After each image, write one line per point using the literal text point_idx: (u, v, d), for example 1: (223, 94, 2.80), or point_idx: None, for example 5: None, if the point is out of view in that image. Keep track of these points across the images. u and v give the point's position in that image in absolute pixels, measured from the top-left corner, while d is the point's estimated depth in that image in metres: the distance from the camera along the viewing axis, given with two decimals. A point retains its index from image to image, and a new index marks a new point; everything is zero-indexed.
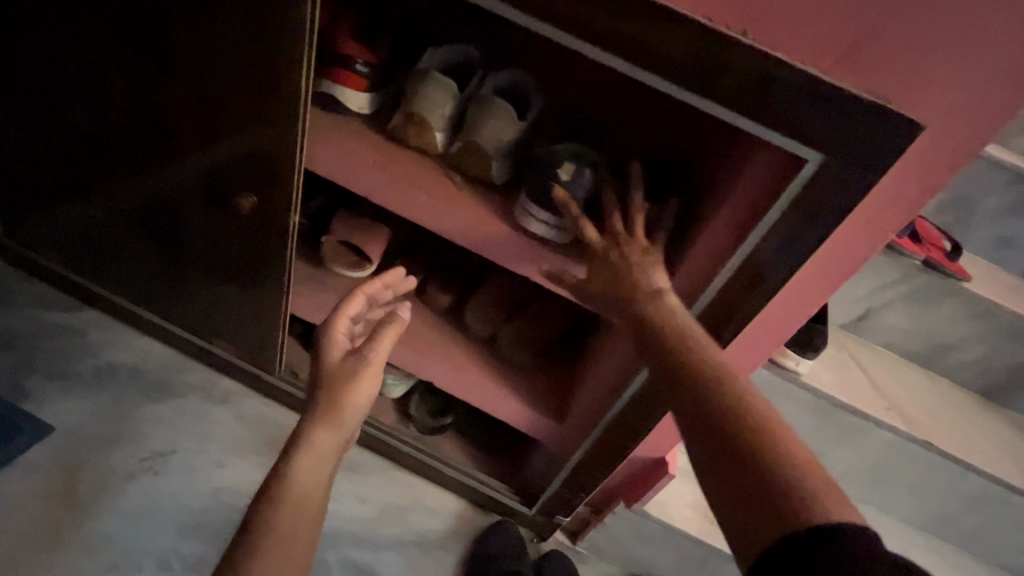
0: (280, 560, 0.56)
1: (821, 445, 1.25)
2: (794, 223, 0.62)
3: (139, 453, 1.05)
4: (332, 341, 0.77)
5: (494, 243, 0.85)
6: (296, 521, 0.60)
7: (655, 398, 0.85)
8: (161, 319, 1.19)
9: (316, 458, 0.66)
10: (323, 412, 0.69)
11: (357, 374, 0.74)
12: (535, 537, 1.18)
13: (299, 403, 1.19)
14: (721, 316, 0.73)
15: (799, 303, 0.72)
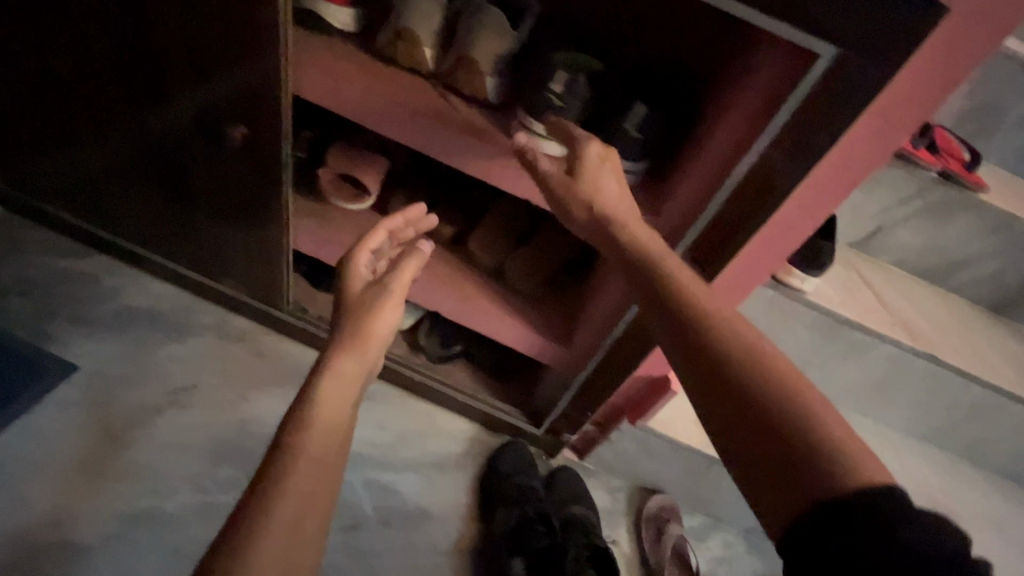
0: (316, 476, 0.58)
1: (826, 362, 1.26)
2: (805, 126, 0.60)
3: (164, 388, 1.08)
4: (353, 274, 0.80)
5: (496, 166, 0.83)
6: (331, 439, 0.61)
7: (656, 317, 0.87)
8: (171, 262, 1.21)
9: (344, 381, 0.68)
10: (348, 340, 0.72)
11: (378, 304, 0.77)
12: (545, 455, 1.24)
13: (314, 337, 1.23)
14: (724, 228, 0.72)
15: (806, 217, 0.69)
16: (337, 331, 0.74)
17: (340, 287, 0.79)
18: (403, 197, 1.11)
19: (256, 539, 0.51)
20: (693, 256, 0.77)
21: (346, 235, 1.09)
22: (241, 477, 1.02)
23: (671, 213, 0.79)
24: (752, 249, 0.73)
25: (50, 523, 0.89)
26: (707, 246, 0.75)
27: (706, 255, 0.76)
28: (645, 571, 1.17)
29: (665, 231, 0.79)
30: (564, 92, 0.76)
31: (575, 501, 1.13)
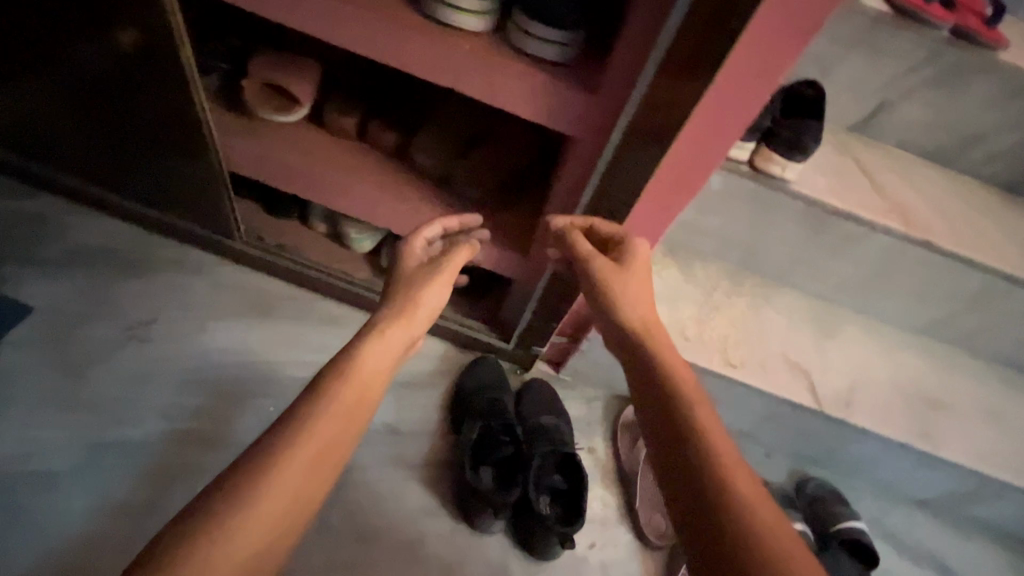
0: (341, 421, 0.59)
1: (813, 258, 1.18)
2: None
3: (122, 323, 1.08)
4: (407, 253, 0.80)
5: (410, 52, 0.72)
6: (366, 391, 0.63)
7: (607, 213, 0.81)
8: (115, 197, 1.16)
9: (392, 343, 0.69)
10: (397, 310, 0.73)
11: (429, 282, 0.77)
12: (518, 369, 1.22)
13: (271, 266, 1.20)
14: (667, 95, 0.63)
15: (748, 82, 0.62)
16: (389, 298, 0.75)
17: (395, 264, 0.80)
18: (337, 106, 1.01)
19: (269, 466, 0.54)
20: (637, 134, 0.69)
21: (277, 150, 1.00)
22: (208, 405, 1.03)
23: (608, 93, 0.68)
24: (700, 119, 0.66)
25: (21, 456, 0.92)
26: (647, 125, 0.67)
27: (649, 134, 0.68)
28: (621, 477, 1.16)
29: (603, 112, 0.70)
30: None
31: (544, 412, 1.13)
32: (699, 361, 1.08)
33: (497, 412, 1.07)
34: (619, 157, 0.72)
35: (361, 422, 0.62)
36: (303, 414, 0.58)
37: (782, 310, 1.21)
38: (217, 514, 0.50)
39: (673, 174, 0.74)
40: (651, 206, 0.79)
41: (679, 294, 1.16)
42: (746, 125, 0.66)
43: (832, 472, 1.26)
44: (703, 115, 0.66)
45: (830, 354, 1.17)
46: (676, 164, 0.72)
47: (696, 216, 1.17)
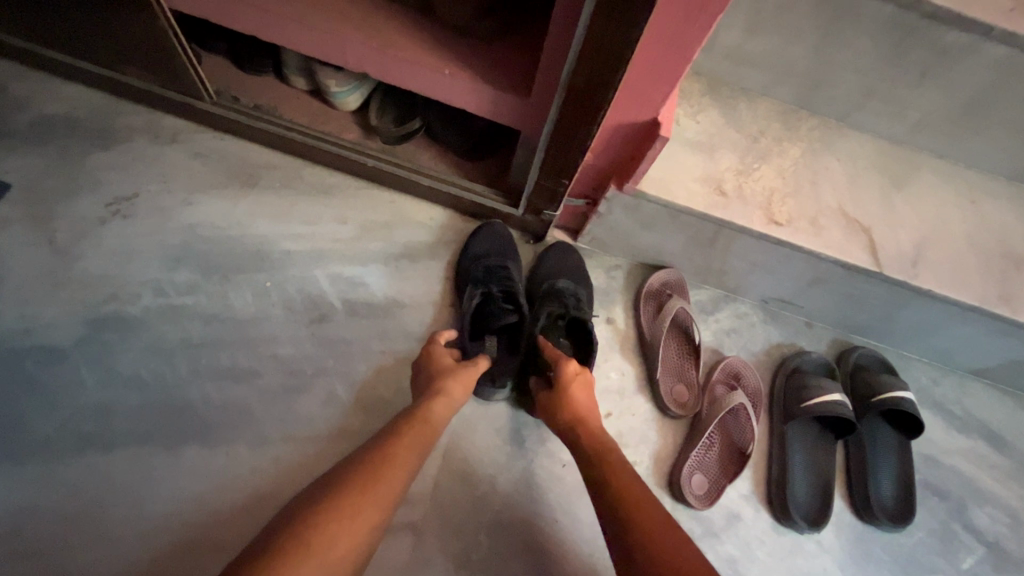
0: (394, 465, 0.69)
1: (893, 86, 0.94)
2: None
3: (103, 200, 1.01)
4: (434, 353, 0.88)
5: None
6: (414, 447, 0.72)
7: (618, 19, 0.63)
8: (71, 58, 1.03)
9: (437, 411, 0.78)
10: (438, 387, 0.81)
11: (462, 368, 0.85)
12: (531, 239, 1.11)
13: (249, 130, 1.07)
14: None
15: None
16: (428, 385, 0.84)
17: (421, 364, 0.88)
18: None
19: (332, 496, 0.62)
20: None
21: None
22: (200, 281, 0.99)
23: None
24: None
25: (25, 331, 0.91)
26: None
27: None
28: (641, 348, 1.08)
29: None
30: None
31: (560, 275, 1.04)
32: (736, 219, 0.92)
33: (501, 279, 0.98)
34: None
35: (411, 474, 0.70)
36: (371, 459, 0.68)
37: (845, 156, 1.01)
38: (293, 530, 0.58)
39: (660, 46, 0.68)
40: (674, 5, 0.63)
41: (718, 140, 0.97)
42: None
43: (879, 341, 1.14)
44: None
45: (899, 208, 0.98)
46: (648, 52, 0.69)
47: (746, 38, 0.94)
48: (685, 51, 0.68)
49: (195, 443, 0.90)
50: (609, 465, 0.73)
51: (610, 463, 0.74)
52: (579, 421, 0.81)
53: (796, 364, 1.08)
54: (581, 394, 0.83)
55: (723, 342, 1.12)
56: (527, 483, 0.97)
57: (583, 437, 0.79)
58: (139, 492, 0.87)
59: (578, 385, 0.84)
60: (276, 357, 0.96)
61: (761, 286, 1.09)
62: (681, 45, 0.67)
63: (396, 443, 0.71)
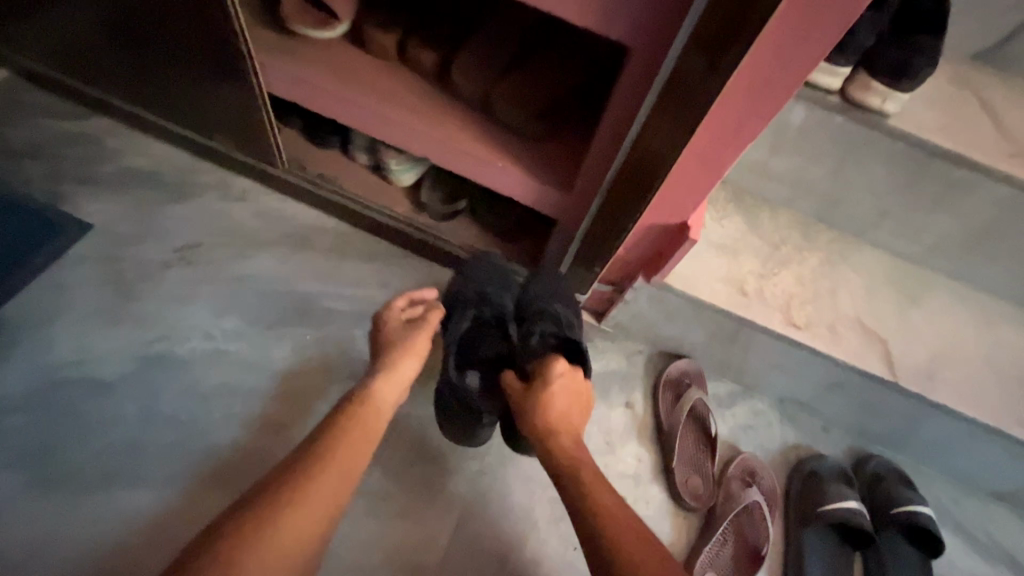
0: (356, 440, 0.74)
1: (905, 210, 1.02)
2: None
3: (169, 247, 1.10)
4: (388, 323, 0.90)
5: None
6: (362, 432, 0.75)
7: (659, 140, 0.70)
8: (166, 122, 1.16)
9: (386, 390, 0.81)
10: (384, 365, 0.83)
11: (416, 337, 0.87)
12: None
13: (313, 196, 1.18)
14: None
15: (754, 98, 0.64)
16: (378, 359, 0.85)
17: (377, 332, 0.90)
18: (373, 19, 0.94)
19: (311, 475, 0.68)
20: (700, 45, 0.58)
21: (314, 70, 0.95)
22: (245, 328, 1.05)
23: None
24: (784, 26, 0.56)
25: (77, 363, 0.97)
26: (702, 56, 0.59)
27: (711, 56, 0.58)
28: (658, 435, 1.10)
29: (652, 32, 0.62)
30: None
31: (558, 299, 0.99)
32: (756, 319, 0.98)
33: (496, 302, 0.98)
34: (664, 102, 0.66)
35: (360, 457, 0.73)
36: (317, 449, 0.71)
37: (860, 269, 1.07)
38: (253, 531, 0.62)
39: (693, 168, 0.76)
40: (710, 132, 0.70)
41: (742, 245, 1.04)
42: (839, 39, 0.56)
43: (896, 451, 1.14)
44: (732, 100, 0.65)
45: (913, 322, 1.02)
46: (681, 170, 0.77)
47: (769, 158, 1.04)
48: (716, 174, 0.76)
49: (215, 489, 0.92)
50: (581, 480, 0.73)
51: (582, 477, 0.74)
52: (553, 429, 0.79)
53: (813, 468, 1.08)
54: (558, 398, 0.82)
55: (740, 437, 1.13)
56: (536, 564, 0.96)
57: (553, 445, 0.78)
58: (156, 532, 0.88)
59: (555, 388, 0.82)
60: (305, 410, 1.00)
61: (778, 384, 1.12)
62: (712, 169, 0.75)
63: (347, 428, 0.74)
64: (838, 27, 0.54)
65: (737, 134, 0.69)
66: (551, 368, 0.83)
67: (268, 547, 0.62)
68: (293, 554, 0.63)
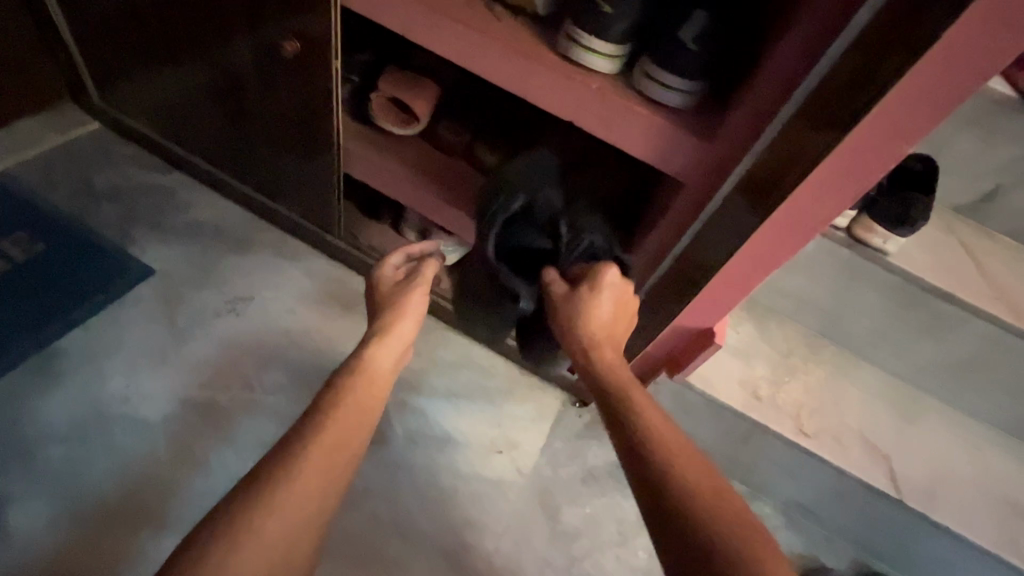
0: (367, 394, 0.76)
1: (901, 336, 1.12)
2: (821, 108, 0.59)
3: (223, 297, 1.17)
4: (379, 280, 0.94)
5: (550, 81, 0.76)
6: (364, 394, 0.76)
7: (703, 258, 0.80)
8: (238, 183, 1.27)
9: (382, 352, 0.82)
10: (382, 323, 0.86)
11: (408, 292, 0.91)
12: (577, 402, 1.22)
13: (361, 264, 1.27)
14: (796, 150, 0.63)
15: (744, 275, 0.80)
16: (375, 317, 0.89)
17: (370, 289, 0.94)
18: (446, 123, 1.10)
19: (324, 427, 0.69)
20: (747, 189, 0.70)
21: (391, 161, 1.09)
22: (286, 383, 1.10)
23: (694, 183, 0.76)
24: (812, 187, 0.65)
25: (122, 401, 1.02)
26: (719, 232, 0.76)
27: (720, 235, 0.76)
28: None
29: (692, 196, 0.78)
30: (614, 11, 0.70)
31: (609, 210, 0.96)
32: (768, 424, 1.05)
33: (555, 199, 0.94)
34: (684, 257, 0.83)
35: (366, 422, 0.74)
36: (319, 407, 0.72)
37: (861, 385, 1.15)
38: (270, 487, 0.62)
39: (696, 311, 0.91)
40: (748, 262, 0.78)
41: (755, 352, 1.13)
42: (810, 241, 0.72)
43: (897, 569, 1.17)
44: (726, 275, 0.82)
45: (909, 442, 1.10)
46: (687, 313, 0.93)
47: (782, 276, 1.15)
48: (722, 315, 0.90)
49: None
50: (627, 396, 0.70)
51: (626, 390, 0.71)
52: (595, 342, 0.79)
53: None
54: (602, 311, 0.81)
55: None
56: None
57: (595, 360, 0.77)
58: None
59: (599, 302, 0.82)
60: None
61: (784, 489, 1.16)
62: (721, 309, 0.89)
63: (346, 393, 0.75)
64: (856, 190, 0.64)
65: (733, 294, 0.85)
66: (597, 280, 0.82)
67: (294, 489, 0.63)
68: (318, 497, 0.64)
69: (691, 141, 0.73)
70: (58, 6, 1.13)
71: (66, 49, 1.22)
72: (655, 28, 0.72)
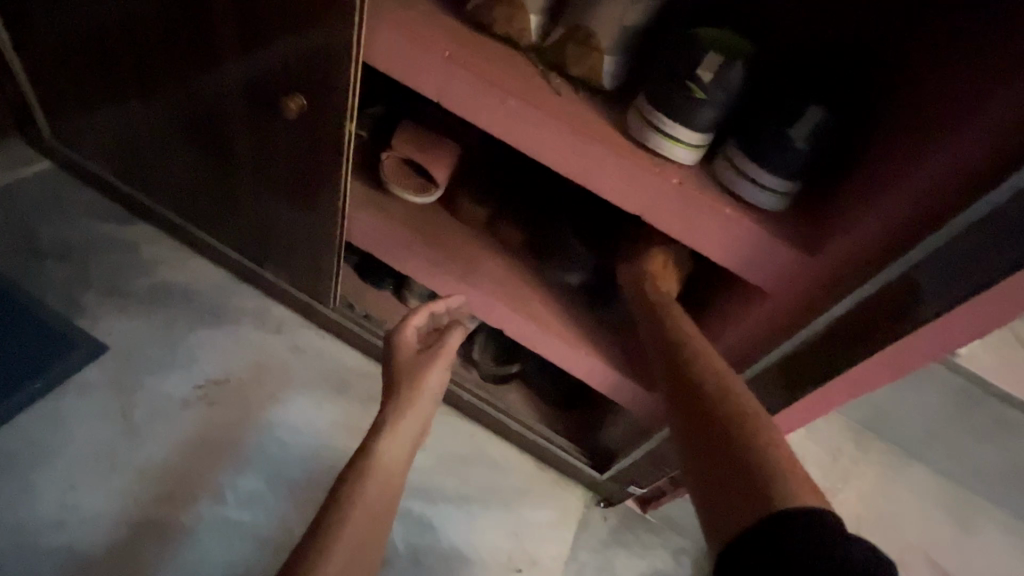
0: (380, 501, 0.67)
1: (960, 438, 1.03)
2: (871, 305, 0.57)
3: (193, 380, 1.02)
4: (402, 338, 0.85)
5: (617, 168, 0.63)
6: (377, 499, 0.67)
7: (780, 392, 0.69)
8: (214, 241, 1.09)
9: (393, 445, 0.73)
10: (400, 399, 0.78)
11: (428, 366, 0.83)
12: (602, 501, 1.07)
13: (357, 338, 1.10)
14: (911, 295, 0.54)
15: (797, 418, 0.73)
16: (390, 392, 0.79)
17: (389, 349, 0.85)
18: (467, 189, 0.94)
19: (328, 552, 0.58)
20: (846, 327, 0.60)
21: (402, 230, 0.93)
22: (265, 493, 0.96)
23: (772, 306, 0.66)
24: (920, 338, 0.55)
25: (55, 524, 0.88)
26: (788, 374, 0.67)
27: (790, 378, 0.67)
28: None
29: (771, 317, 0.67)
30: (707, 98, 0.58)
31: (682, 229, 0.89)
32: None
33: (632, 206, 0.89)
34: None
35: (380, 538, 0.64)
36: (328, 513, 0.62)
37: (915, 490, 1.05)
38: None
39: None
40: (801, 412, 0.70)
41: (802, 453, 1.03)
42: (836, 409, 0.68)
43: None
44: None
45: (967, 556, 1.00)
46: None
47: None
48: None
49: None
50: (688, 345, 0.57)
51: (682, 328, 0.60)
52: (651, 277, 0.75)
53: None
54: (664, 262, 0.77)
55: None
56: None
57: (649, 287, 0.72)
58: None
59: (665, 254, 0.78)
60: None
61: None
62: None
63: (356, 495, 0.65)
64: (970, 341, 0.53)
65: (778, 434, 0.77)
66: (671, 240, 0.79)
67: None
68: None
69: (779, 263, 0.62)
70: (6, 31, 0.95)
71: (14, 80, 1.03)
72: (752, 113, 0.60)
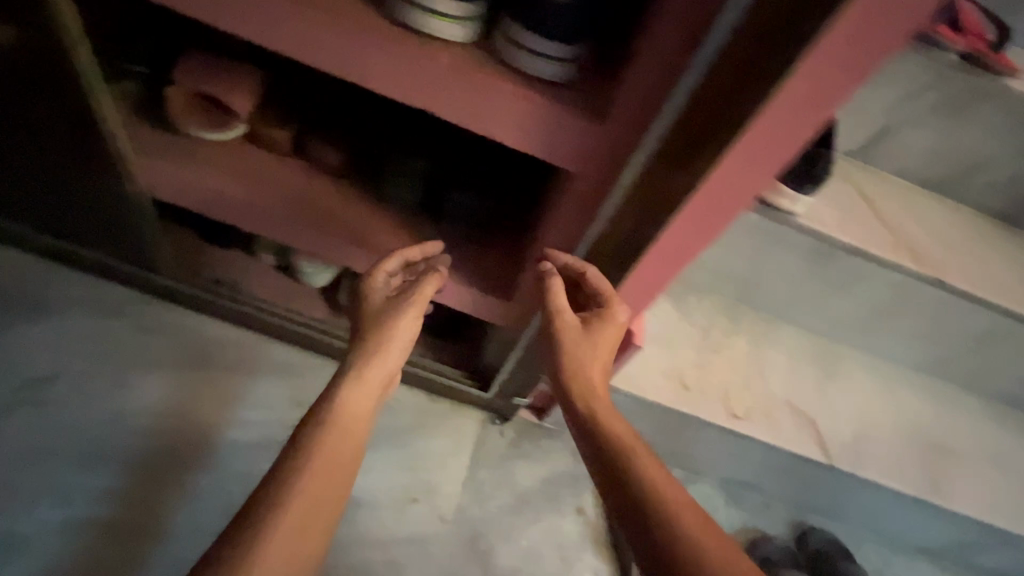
0: (350, 453, 0.62)
1: (817, 294, 1.08)
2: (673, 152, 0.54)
3: (13, 382, 0.94)
4: (370, 282, 0.73)
5: (384, 58, 0.56)
6: (339, 462, 0.61)
7: (608, 268, 0.70)
8: (15, 224, 0.97)
9: (359, 396, 0.67)
10: (363, 349, 0.70)
11: (401, 315, 0.71)
12: (497, 418, 1.09)
13: (208, 305, 1.05)
14: (694, 137, 0.52)
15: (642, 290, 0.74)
16: (357, 340, 0.71)
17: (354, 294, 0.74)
18: (268, 117, 0.84)
19: (286, 509, 0.55)
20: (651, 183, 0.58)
21: (212, 174, 0.83)
22: (117, 484, 0.92)
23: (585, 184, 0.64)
24: (737, 158, 0.52)
25: None
26: (612, 250, 0.67)
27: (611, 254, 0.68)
28: (612, 542, 1.04)
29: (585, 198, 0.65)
30: None
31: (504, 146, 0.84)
32: (700, 414, 0.99)
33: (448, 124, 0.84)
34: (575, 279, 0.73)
35: (342, 497, 0.60)
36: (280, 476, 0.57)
37: (784, 349, 1.12)
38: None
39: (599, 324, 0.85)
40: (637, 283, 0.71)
41: (675, 335, 1.07)
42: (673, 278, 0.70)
43: (832, 521, 1.18)
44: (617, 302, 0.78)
45: (831, 397, 1.09)
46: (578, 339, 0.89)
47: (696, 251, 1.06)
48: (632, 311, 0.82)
49: None
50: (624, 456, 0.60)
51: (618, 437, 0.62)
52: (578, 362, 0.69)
53: (766, 553, 1.08)
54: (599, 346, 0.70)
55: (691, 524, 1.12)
56: None
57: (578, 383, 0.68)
58: None
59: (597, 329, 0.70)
60: None
61: (724, 469, 1.12)
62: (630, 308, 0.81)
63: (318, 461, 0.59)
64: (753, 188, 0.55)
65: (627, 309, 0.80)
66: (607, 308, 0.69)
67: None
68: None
69: (574, 134, 0.58)
70: None
71: None
72: None
